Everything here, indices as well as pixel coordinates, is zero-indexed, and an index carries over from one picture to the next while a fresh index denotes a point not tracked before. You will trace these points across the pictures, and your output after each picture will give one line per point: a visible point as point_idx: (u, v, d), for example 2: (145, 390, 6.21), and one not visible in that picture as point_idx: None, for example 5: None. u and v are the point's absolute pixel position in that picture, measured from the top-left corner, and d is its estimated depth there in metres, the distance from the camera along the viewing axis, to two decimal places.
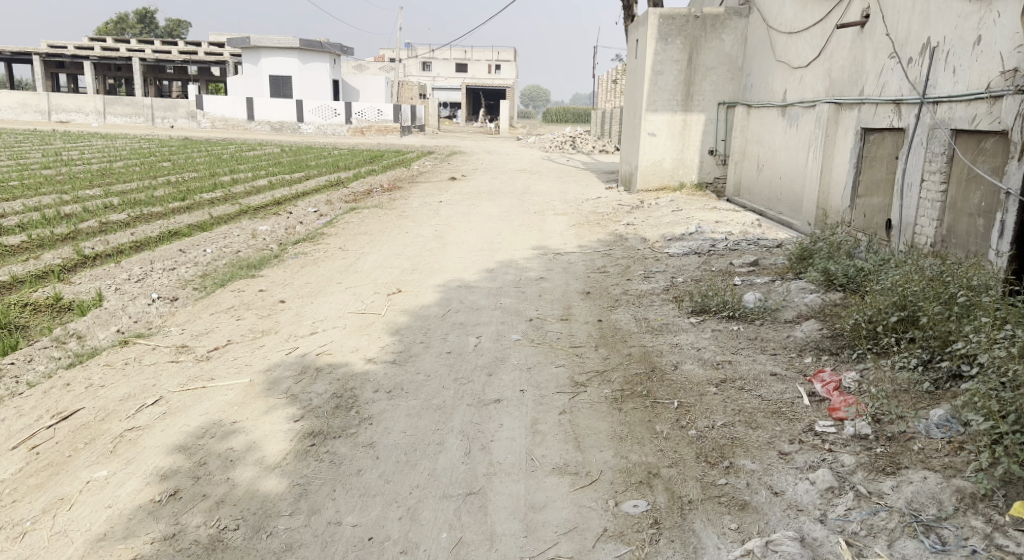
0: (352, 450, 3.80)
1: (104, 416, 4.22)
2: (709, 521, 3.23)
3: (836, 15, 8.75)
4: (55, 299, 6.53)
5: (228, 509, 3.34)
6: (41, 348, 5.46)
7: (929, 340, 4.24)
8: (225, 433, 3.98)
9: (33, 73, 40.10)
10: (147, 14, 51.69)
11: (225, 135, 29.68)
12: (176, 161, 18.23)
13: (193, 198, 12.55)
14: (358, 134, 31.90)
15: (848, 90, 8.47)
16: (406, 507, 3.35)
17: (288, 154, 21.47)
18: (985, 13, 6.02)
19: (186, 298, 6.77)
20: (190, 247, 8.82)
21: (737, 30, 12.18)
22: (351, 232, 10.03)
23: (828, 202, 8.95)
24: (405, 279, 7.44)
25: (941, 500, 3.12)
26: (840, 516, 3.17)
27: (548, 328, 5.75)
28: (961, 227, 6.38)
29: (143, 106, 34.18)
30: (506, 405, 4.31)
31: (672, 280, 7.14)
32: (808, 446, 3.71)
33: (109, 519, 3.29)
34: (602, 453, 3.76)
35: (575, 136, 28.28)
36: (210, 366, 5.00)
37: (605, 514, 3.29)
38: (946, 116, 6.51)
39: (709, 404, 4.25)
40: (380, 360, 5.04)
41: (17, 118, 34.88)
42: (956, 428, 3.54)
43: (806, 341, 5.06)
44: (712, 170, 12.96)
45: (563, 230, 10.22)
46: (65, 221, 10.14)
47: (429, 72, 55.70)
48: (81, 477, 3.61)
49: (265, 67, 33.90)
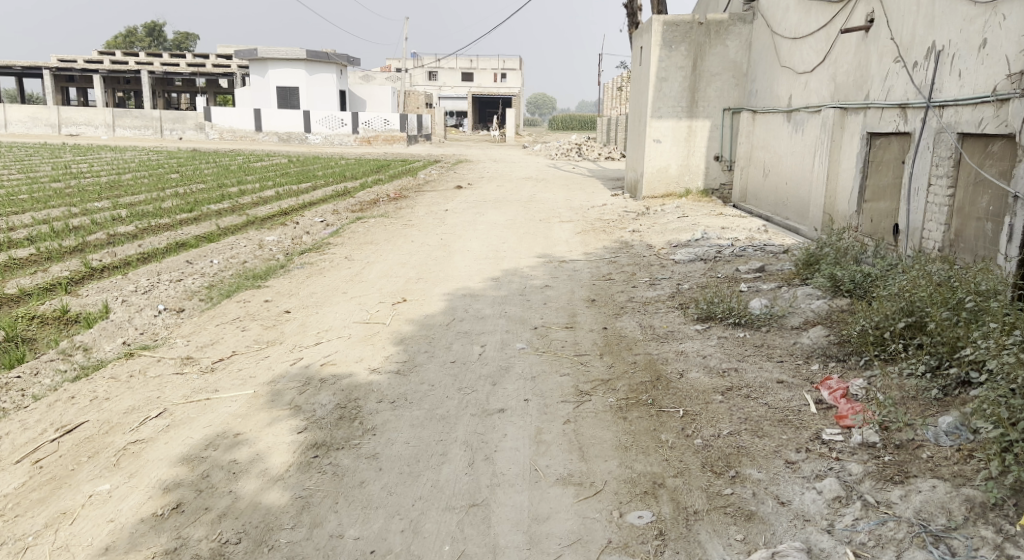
0: (355, 462, 3.78)
1: (108, 428, 4.22)
2: (715, 532, 3.19)
3: (841, 19, 8.73)
4: (62, 311, 6.56)
5: (230, 522, 3.33)
6: (48, 361, 5.49)
7: (937, 347, 4.21)
8: (229, 444, 3.99)
9: (45, 87, 40.50)
10: (157, 27, 52.15)
11: (232, 146, 29.83)
12: (185, 172, 18.31)
13: (200, 209, 12.61)
14: (364, 144, 32.15)
15: (853, 95, 8.44)
16: (409, 519, 3.32)
17: (296, 164, 21.54)
18: (991, 16, 5.98)
19: (191, 310, 6.80)
20: (197, 259, 8.84)
21: (741, 35, 12.18)
22: (357, 242, 10.05)
23: (835, 207, 8.92)
24: (410, 288, 7.43)
25: (951, 510, 3.06)
26: (847, 525, 3.12)
27: (552, 336, 5.73)
28: (969, 230, 6.33)
29: (152, 118, 34.41)
30: (511, 414, 4.29)
31: (678, 287, 7.10)
32: (816, 454, 3.67)
33: (110, 533, 3.28)
34: (606, 463, 3.73)
35: (581, 144, 28.30)
36: (214, 378, 4.99)
37: (609, 526, 3.26)
38: (952, 120, 6.46)
39: (716, 412, 4.21)
40: (384, 370, 5.03)
41: (28, 131, 35.11)
42: (965, 435, 3.51)
43: (813, 348, 5.02)
44: (718, 176, 12.92)
45: (569, 238, 10.21)
46: (73, 233, 10.19)
47: (435, 82, 56.18)
48: (84, 491, 3.60)
49: (273, 78, 34.12)
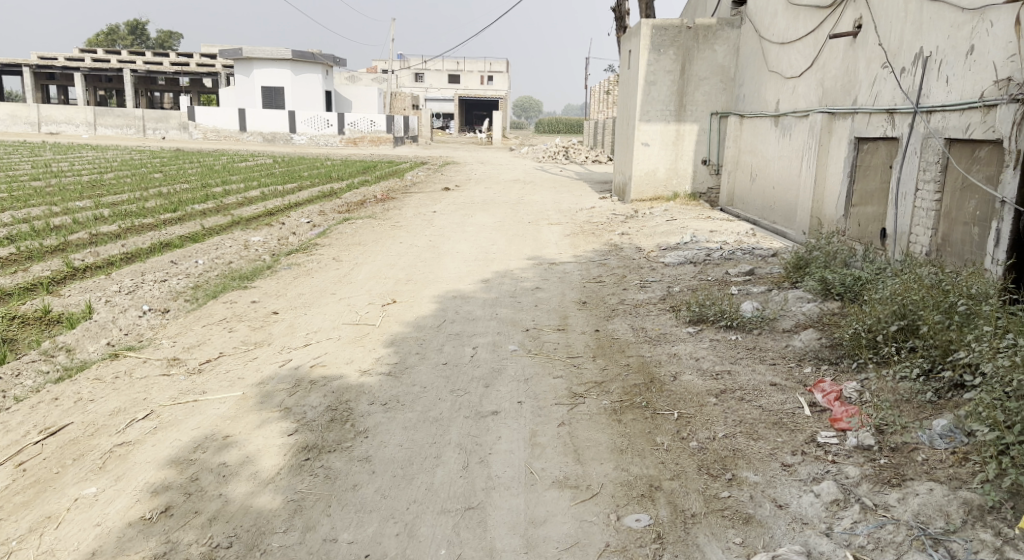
0: (348, 465, 3.72)
1: (92, 431, 4.13)
2: (713, 535, 3.17)
3: (829, 24, 8.77)
4: (43, 312, 6.43)
5: (221, 526, 3.26)
6: (29, 361, 5.38)
7: (930, 350, 4.22)
8: (218, 446, 3.92)
9: (24, 85, 40.01)
10: (140, 27, 51.82)
11: (216, 146, 29.57)
12: (168, 172, 18.11)
13: (184, 209, 12.45)
14: (352, 144, 31.98)
15: (841, 99, 8.48)
16: (403, 523, 3.27)
17: (280, 166, 21.33)
18: (978, 22, 6.03)
19: (177, 310, 6.71)
20: (182, 259, 8.73)
21: (729, 40, 12.24)
22: (345, 243, 9.97)
23: (822, 211, 8.97)
24: (400, 289, 7.37)
25: (949, 512, 3.07)
26: (845, 529, 3.11)
27: (545, 338, 5.70)
28: (956, 235, 6.37)
29: (135, 117, 34.09)
30: (504, 417, 4.26)
31: (669, 289, 7.11)
32: (811, 457, 3.66)
33: (97, 537, 3.20)
34: (602, 466, 3.70)
35: (569, 147, 28.33)
36: (202, 380, 4.91)
37: (607, 529, 3.23)
38: (939, 126, 6.52)
39: (710, 415, 4.20)
40: (375, 372, 4.97)
41: (6, 129, 34.64)
42: (960, 438, 3.50)
43: (805, 350, 5.03)
44: (706, 180, 12.95)
45: (558, 240, 10.20)
46: (54, 233, 10.04)
47: (422, 83, 56.06)
48: (68, 494, 3.52)
49: (258, 78, 33.84)
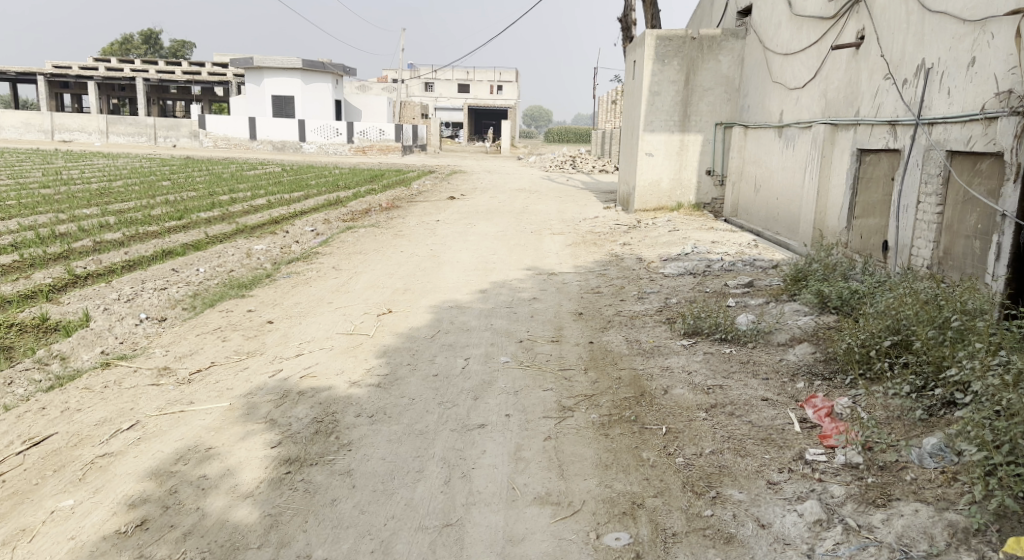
0: (329, 478, 3.69)
1: (76, 441, 4.12)
2: (693, 555, 3.12)
3: (832, 35, 8.73)
4: (40, 319, 6.43)
5: (195, 541, 3.23)
6: (22, 370, 5.37)
7: (923, 366, 4.16)
8: (200, 458, 3.89)
9: (38, 93, 40.42)
10: (152, 36, 52.24)
11: (227, 154, 29.74)
12: (176, 180, 18.20)
13: (189, 217, 12.50)
14: (360, 153, 32.15)
15: (844, 110, 8.42)
16: (379, 540, 3.23)
17: (288, 174, 21.41)
18: (980, 34, 5.98)
19: (174, 319, 6.71)
20: (183, 267, 8.74)
21: (734, 51, 12.22)
22: (346, 252, 9.96)
23: (824, 223, 8.90)
24: (397, 299, 7.35)
25: (932, 535, 3.02)
26: (827, 550, 3.06)
27: (538, 350, 5.66)
28: (957, 247, 6.29)
29: (146, 125, 34.35)
30: (491, 430, 4.22)
31: (666, 301, 7.06)
32: (797, 475, 3.61)
33: (70, 551, 3.18)
34: (585, 482, 3.65)
35: (576, 156, 28.40)
36: (190, 390, 4.90)
37: (585, 548, 3.18)
38: (941, 138, 6.45)
39: (698, 431, 4.14)
40: (364, 384, 4.94)
41: (20, 137, 35.04)
42: (949, 457, 3.43)
43: (799, 365, 4.98)
44: (710, 191, 12.90)
45: (559, 250, 10.16)
46: (60, 240, 10.09)
47: (432, 93, 56.26)
48: (46, 506, 3.50)
49: (268, 87, 34.05)
